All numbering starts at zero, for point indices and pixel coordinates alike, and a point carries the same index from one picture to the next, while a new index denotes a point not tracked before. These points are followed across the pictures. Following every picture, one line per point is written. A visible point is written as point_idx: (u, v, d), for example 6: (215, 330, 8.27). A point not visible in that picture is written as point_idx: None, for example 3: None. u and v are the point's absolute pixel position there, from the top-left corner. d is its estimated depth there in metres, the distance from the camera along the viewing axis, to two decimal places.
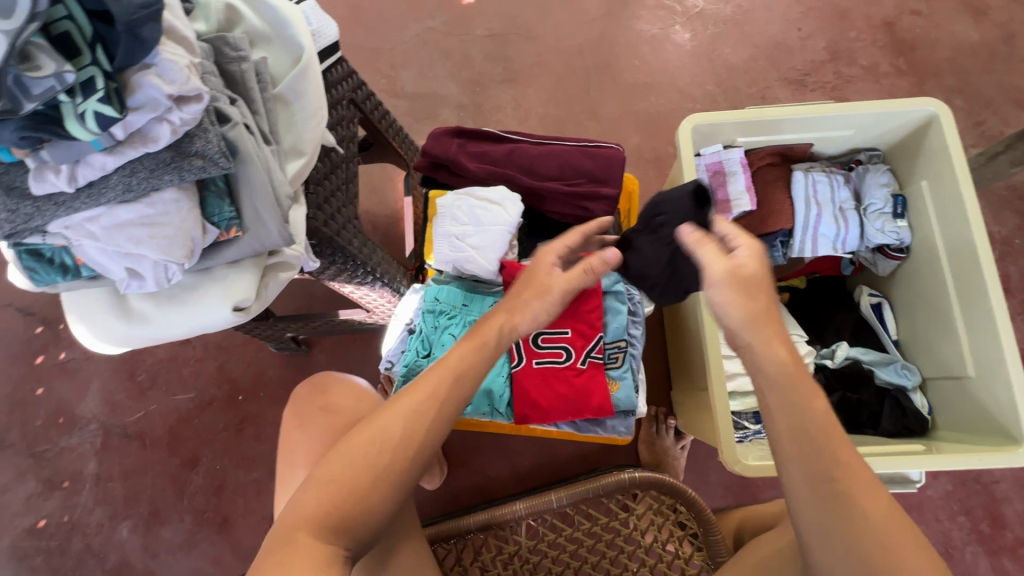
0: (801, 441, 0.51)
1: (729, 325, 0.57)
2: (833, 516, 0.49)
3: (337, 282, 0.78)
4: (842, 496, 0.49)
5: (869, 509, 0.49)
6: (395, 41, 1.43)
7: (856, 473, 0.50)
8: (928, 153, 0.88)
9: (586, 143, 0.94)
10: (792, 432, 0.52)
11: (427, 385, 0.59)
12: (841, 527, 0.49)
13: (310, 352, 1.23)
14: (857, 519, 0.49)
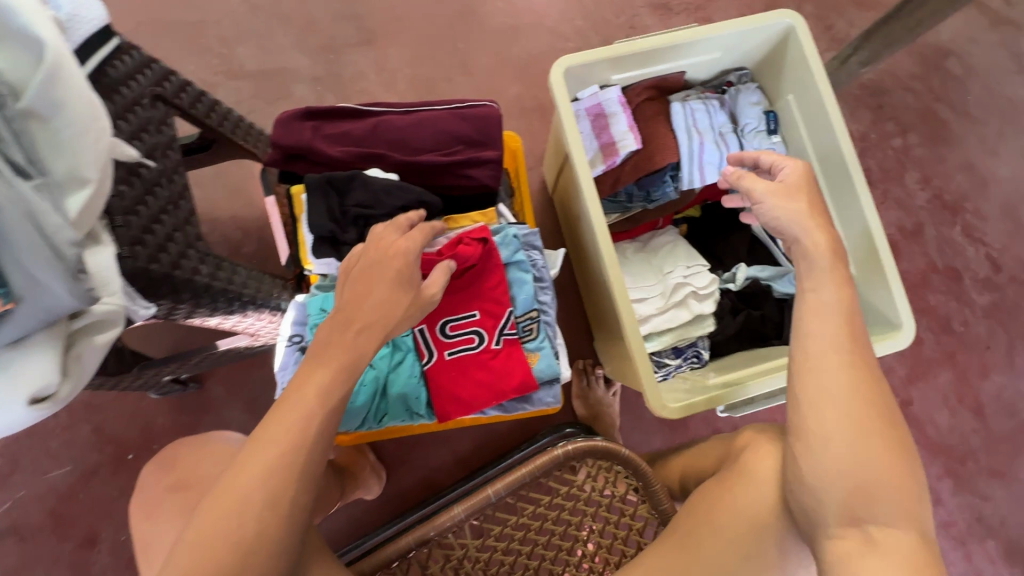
0: (822, 317, 0.57)
1: (774, 215, 0.62)
2: (839, 385, 0.53)
3: (196, 318, 0.66)
4: (842, 373, 0.54)
5: (862, 395, 0.53)
6: (221, 12, 1.22)
7: (859, 363, 0.54)
8: (790, 66, 0.89)
9: (457, 104, 0.86)
10: (815, 308, 0.57)
11: (284, 424, 0.52)
12: (833, 399, 0.53)
13: (203, 388, 1.09)
14: (852, 396, 0.53)
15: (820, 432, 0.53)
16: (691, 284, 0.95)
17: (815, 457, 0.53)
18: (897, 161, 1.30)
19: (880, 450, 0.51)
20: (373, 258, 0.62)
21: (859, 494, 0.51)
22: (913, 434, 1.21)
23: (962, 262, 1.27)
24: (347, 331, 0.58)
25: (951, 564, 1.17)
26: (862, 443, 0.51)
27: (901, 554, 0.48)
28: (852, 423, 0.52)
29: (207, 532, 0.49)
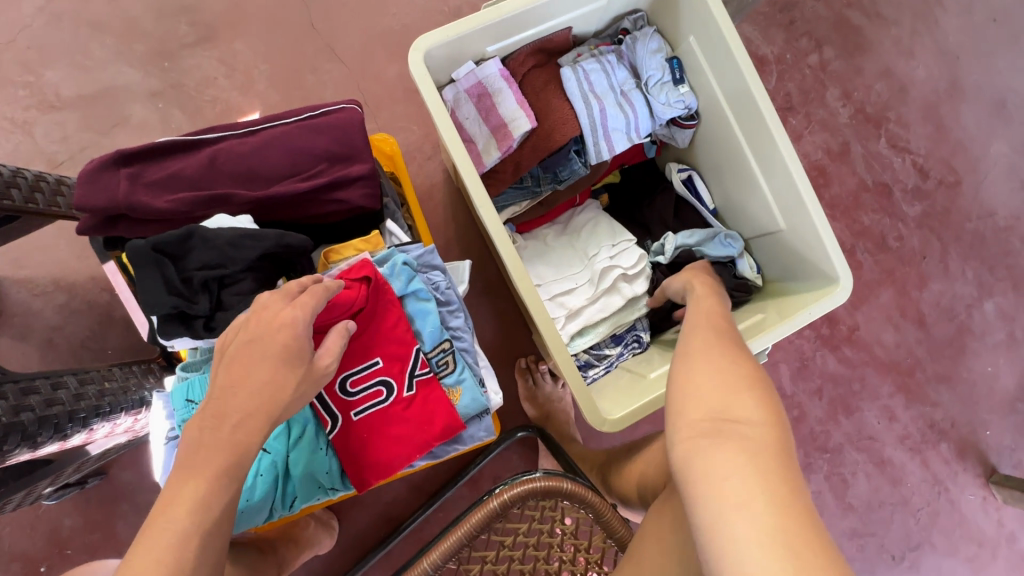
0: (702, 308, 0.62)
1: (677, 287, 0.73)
2: (707, 343, 0.53)
3: (23, 452, 0.55)
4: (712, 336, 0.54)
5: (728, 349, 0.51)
6: (14, 30, 0.99)
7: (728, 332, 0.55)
8: (685, 3, 0.78)
9: (309, 112, 0.72)
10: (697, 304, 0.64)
11: (158, 536, 0.43)
12: (702, 350, 0.52)
13: (108, 478, 0.96)
14: (718, 348, 0.52)
15: (688, 358, 0.52)
16: (619, 266, 0.87)
17: (682, 369, 0.51)
18: (815, 80, 1.22)
19: (743, 370, 0.48)
20: (254, 332, 0.50)
21: (714, 397, 0.46)
22: (863, 358, 1.21)
23: (891, 175, 1.24)
24: (223, 430, 0.47)
25: (910, 474, 1.21)
26: (722, 357, 0.50)
27: (753, 450, 0.41)
28: (723, 351, 0.51)
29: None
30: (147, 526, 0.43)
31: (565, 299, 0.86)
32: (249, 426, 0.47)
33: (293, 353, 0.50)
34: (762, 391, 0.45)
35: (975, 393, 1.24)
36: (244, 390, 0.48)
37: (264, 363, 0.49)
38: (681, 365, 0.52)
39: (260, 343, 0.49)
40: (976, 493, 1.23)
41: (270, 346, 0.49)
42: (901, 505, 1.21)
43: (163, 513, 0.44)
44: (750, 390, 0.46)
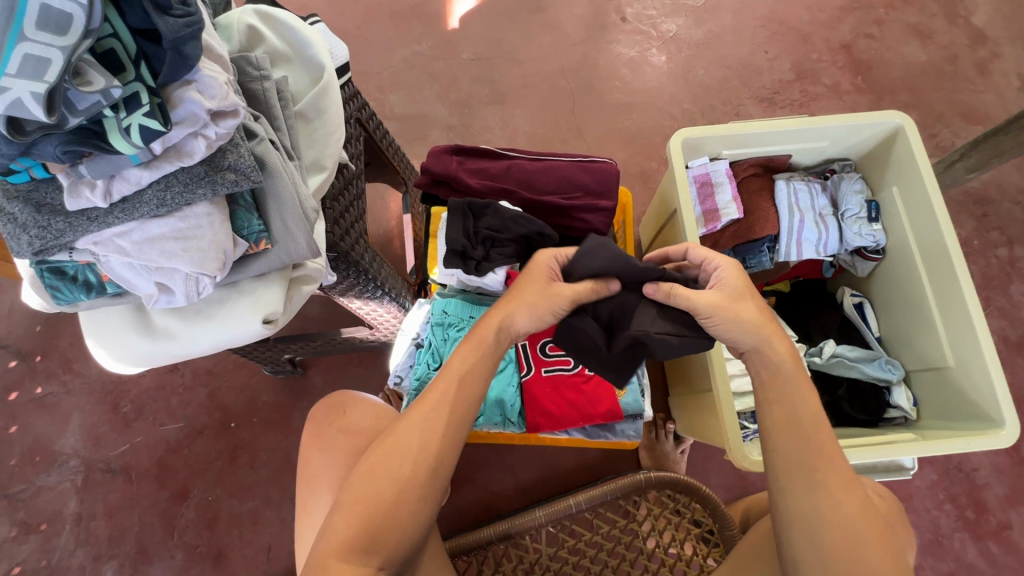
0: (792, 430, 0.58)
1: (726, 328, 0.62)
2: (822, 500, 0.55)
3: (345, 298, 0.79)
4: (818, 485, 0.56)
5: (847, 500, 0.55)
6: (382, 66, 1.47)
7: (836, 471, 0.56)
8: (896, 161, 0.95)
9: (581, 158, 0.98)
10: (787, 421, 0.59)
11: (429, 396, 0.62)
12: (819, 510, 0.55)
13: (305, 375, 1.21)
14: (835, 506, 0.55)
15: (806, 495, 0.56)
16: None
17: (809, 523, 0.55)
18: (1001, 271, 1.28)
19: (859, 517, 0.55)
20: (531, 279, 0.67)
21: (847, 555, 0.53)
22: (1010, 563, 1.11)
23: None
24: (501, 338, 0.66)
25: None
26: (844, 499, 0.55)
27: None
28: (836, 489, 0.56)
29: (376, 472, 0.59)
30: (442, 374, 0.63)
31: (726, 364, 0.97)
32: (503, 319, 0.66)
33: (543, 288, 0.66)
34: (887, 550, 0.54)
35: None
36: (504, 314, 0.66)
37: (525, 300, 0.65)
38: (796, 510, 0.56)
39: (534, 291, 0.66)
40: None
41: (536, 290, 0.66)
42: None
43: (451, 369, 0.63)
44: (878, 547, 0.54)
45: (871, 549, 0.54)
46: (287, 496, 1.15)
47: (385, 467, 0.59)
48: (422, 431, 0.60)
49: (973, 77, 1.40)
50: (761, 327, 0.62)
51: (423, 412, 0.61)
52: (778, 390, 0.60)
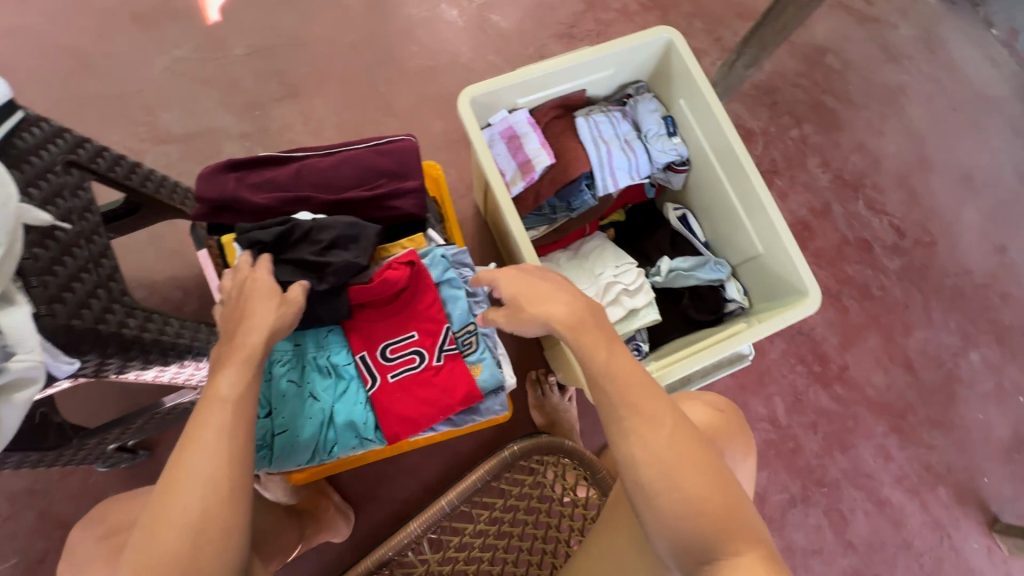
0: (600, 386, 0.59)
1: (527, 323, 0.66)
2: (636, 444, 0.55)
3: (129, 374, 0.66)
4: (627, 432, 0.56)
5: (659, 436, 0.55)
6: (142, 81, 1.25)
7: (646, 411, 0.56)
8: (677, 74, 0.98)
9: (376, 141, 0.90)
10: (595, 381, 0.60)
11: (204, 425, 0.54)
12: (637, 456, 0.55)
13: (154, 454, 1.06)
14: (651, 446, 0.54)
15: (622, 444, 0.56)
16: (621, 282, 1.00)
17: (633, 469, 0.54)
18: (798, 150, 1.42)
19: (671, 442, 0.54)
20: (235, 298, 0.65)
21: (668, 485, 0.52)
22: (854, 398, 1.28)
23: (870, 233, 1.38)
24: (257, 338, 0.61)
25: (908, 515, 1.23)
26: (657, 430, 0.55)
27: (723, 526, 0.51)
28: (647, 429, 0.55)
29: (155, 533, 0.49)
30: (203, 405, 0.56)
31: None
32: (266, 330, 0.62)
33: (272, 284, 0.66)
34: (710, 472, 0.53)
35: (970, 439, 1.28)
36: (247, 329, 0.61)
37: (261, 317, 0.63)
38: (622, 461, 0.56)
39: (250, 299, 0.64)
40: (980, 541, 1.23)
41: (256, 299, 0.64)
42: (903, 548, 1.22)
43: (213, 395, 0.56)
44: (698, 465, 0.54)
45: (690, 477, 0.53)
46: None
47: (169, 515, 0.49)
48: (208, 461, 0.52)
49: None
50: (556, 308, 0.65)
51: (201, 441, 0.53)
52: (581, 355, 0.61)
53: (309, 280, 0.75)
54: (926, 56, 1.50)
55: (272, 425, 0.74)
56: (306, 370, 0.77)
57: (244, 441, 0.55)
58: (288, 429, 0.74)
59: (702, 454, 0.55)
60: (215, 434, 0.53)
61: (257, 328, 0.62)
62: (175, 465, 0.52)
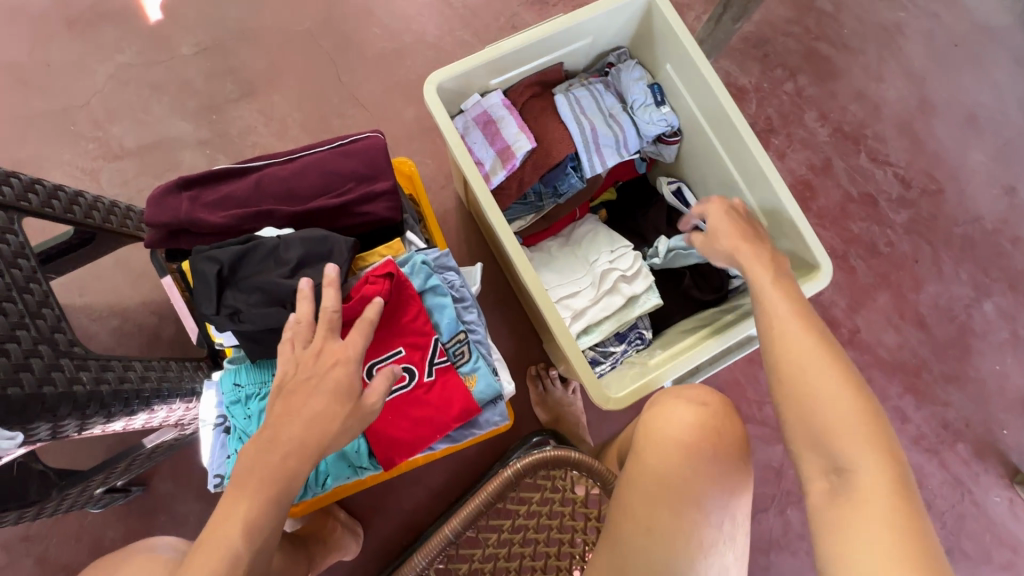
0: (790, 323, 0.62)
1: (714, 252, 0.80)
2: (826, 388, 0.56)
3: (102, 427, 0.61)
4: (805, 376, 0.58)
5: (843, 396, 0.55)
6: (86, 94, 1.16)
7: (820, 360, 0.58)
8: (660, 36, 0.90)
9: (340, 141, 0.83)
10: (785, 319, 0.63)
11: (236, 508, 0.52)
12: (809, 400, 0.56)
13: (149, 488, 1.02)
14: (824, 406, 0.55)
15: (813, 378, 0.57)
16: (618, 268, 0.94)
17: (810, 407, 0.56)
18: (793, 104, 1.34)
19: (840, 398, 0.55)
20: (303, 375, 0.59)
21: (835, 441, 0.54)
22: (867, 360, 1.24)
23: (874, 186, 1.32)
24: (276, 455, 0.55)
25: (928, 475, 1.21)
26: (836, 389, 0.56)
27: (863, 495, 0.51)
28: (831, 382, 0.56)
29: None
30: (202, 540, 0.51)
31: (572, 301, 0.93)
32: (302, 445, 0.56)
33: (351, 384, 0.59)
34: (882, 452, 0.52)
35: (986, 391, 1.25)
36: (269, 433, 0.56)
37: (303, 419, 0.56)
38: (790, 387, 0.58)
39: (311, 388, 0.58)
40: (1002, 494, 1.21)
41: (323, 398, 0.57)
42: (924, 508, 1.20)
43: (255, 471, 0.54)
44: (843, 439, 0.53)
45: (855, 440, 0.53)
46: None
47: None
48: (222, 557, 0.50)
49: None
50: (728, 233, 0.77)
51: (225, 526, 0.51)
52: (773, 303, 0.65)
53: (280, 311, 0.69)
54: None
55: None
56: None
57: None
58: None
59: (869, 432, 0.53)
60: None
61: (307, 445, 0.56)
62: (202, 540, 0.52)
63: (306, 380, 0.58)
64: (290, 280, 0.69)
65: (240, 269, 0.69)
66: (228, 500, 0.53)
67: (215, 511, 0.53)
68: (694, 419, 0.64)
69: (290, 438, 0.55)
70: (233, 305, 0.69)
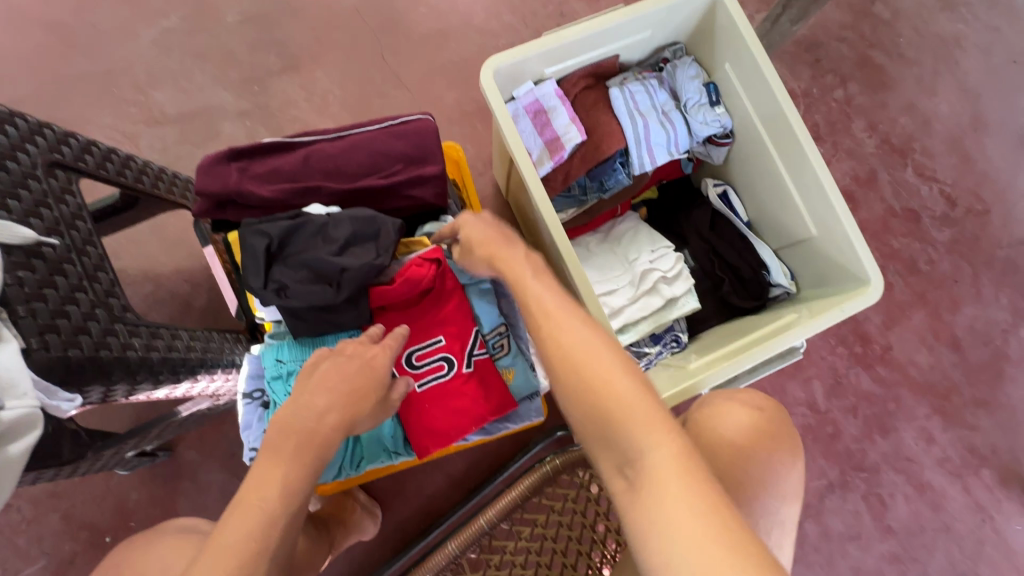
0: (546, 302, 0.54)
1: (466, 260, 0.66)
2: (584, 387, 0.48)
3: (142, 395, 0.61)
4: (577, 367, 0.49)
5: (622, 384, 0.47)
6: (129, 57, 1.15)
7: (595, 354, 0.49)
8: (721, 34, 0.88)
9: (389, 121, 0.82)
10: (549, 305, 0.54)
11: (270, 468, 0.49)
12: (594, 406, 0.47)
13: (174, 455, 1.03)
14: (606, 396, 0.47)
15: (576, 374, 0.48)
16: (658, 270, 0.92)
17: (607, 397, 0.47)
18: (841, 113, 1.31)
19: (587, 381, 0.48)
20: (344, 357, 0.58)
21: (612, 450, 0.45)
22: (897, 379, 1.22)
23: (919, 202, 1.29)
24: (312, 417, 0.52)
25: (950, 499, 1.19)
26: (594, 371, 0.48)
27: (657, 490, 0.43)
28: (600, 368, 0.48)
29: None
30: (237, 504, 0.47)
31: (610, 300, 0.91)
32: (340, 411, 0.53)
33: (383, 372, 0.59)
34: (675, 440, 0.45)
35: (1016, 419, 1.23)
36: (303, 399, 0.53)
37: (341, 388, 0.55)
38: (568, 379, 0.49)
39: (347, 366, 0.57)
40: None
41: (363, 378, 0.57)
42: (943, 532, 1.18)
43: (291, 425, 0.51)
44: (640, 436, 0.45)
45: (639, 436, 0.45)
46: None
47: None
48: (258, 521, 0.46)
49: None
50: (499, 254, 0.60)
51: (262, 488, 0.48)
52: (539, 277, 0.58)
53: (325, 291, 0.68)
54: (985, 3, 1.36)
55: None
56: None
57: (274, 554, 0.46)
58: None
59: (652, 408, 0.46)
60: (233, 555, 0.44)
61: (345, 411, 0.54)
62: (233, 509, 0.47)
63: (336, 364, 0.57)
64: (337, 259, 0.68)
65: (289, 245, 0.69)
66: (260, 465, 0.49)
67: (248, 479, 0.49)
68: (748, 421, 0.69)
69: (326, 402, 0.53)
70: (279, 281, 0.68)
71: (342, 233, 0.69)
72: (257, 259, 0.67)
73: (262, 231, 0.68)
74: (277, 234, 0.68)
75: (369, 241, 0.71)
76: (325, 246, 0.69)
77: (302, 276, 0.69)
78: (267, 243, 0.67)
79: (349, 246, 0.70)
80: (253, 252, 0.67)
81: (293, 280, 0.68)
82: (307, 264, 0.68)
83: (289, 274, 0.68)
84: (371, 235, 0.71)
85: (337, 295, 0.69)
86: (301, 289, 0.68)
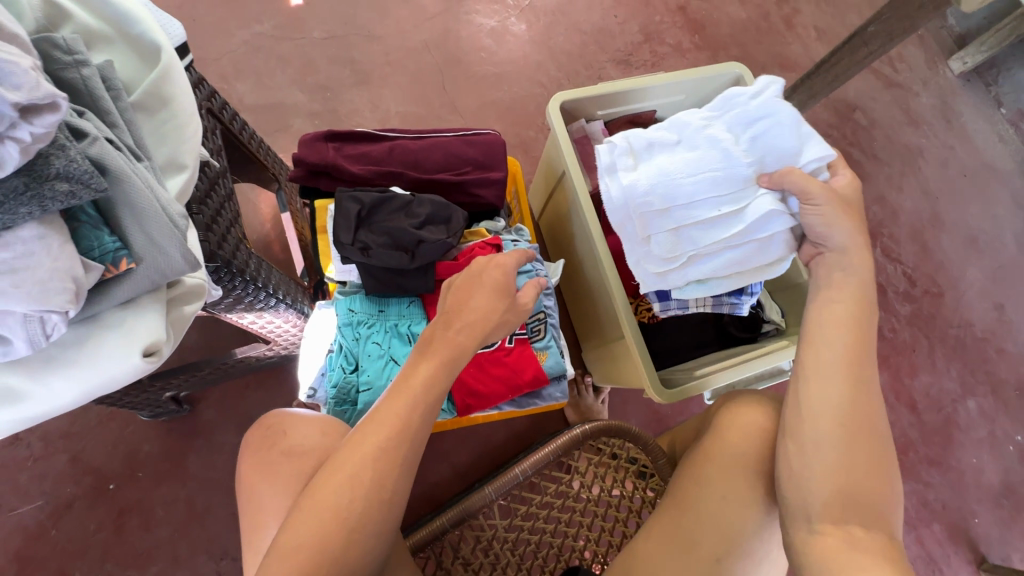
0: (840, 333, 0.64)
1: (824, 221, 0.67)
2: (849, 430, 0.60)
3: (233, 314, 0.69)
4: (836, 402, 0.61)
5: (870, 449, 0.60)
6: (220, 51, 1.29)
7: (861, 408, 0.61)
8: None
9: (463, 131, 0.96)
10: (843, 327, 0.64)
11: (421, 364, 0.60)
12: (839, 447, 0.60)
13: (194, 411, 1.07)
14: (860, 453, 0.59)
15: (830, 420, 0.60)
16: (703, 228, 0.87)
17: (836, 440, 0.60)
18: None
19: (856, 455, 0.59)
20: (475, 271, 0.68)
21: (850, 499, 0.58)
22: None
23: (885, 278, 1.48)
24: (453, 333, 0.62)
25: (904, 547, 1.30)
26: (860, 445, 0.60)
27: (869, 548, 0.56)
28: (855, 424, 0.60)
29: (357, 448, 0.56)
30: (394, 388, 0.59)
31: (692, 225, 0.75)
32: (471, 329, 0.63)
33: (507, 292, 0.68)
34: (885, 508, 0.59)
35: (963, 480, 1.36)
36: (448, 311, 0.64)
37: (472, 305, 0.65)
38: (814, 403, 0.62)
39: (476, 280, 0.66)
40: None
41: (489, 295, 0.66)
42: None
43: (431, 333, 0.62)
44: (867, 496, 0.59)
45: (864, 492, 0.59)
46: (200, 549, 1.02)
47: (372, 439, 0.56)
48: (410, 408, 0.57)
49: (782, 30, 1.59)
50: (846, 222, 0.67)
51: (419, 372, 0.60)
52: (835, 295, 0.66)
53: (401, 256, 0.78)
54: (943, 125, 1.63)
55: (356, 380, 0.77)
56: (388, 335, 0.79)
57: (414, 430, 0.57)
58: (370, 389, 0.76)
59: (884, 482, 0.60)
60: (389, 425, 0.56)
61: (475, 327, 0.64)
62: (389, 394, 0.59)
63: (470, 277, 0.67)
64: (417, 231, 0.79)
65: (375, 214, 0.80)
66: (417, 360, 0.61)
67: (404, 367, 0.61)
68: None
69: (466, 319, 0.63)
70: (364, 241, 0.78)
71: (422, 210, 0.81)
72: (348, 221, 0.78)
73: (357, 199, 0.79)
74: (368, 203, 0.79)
75: (443, 221, 0.82)
76: (408, 219, 0.80)
77: (384, 242, 0.79)
78: (359, 209, 0.78)
79: (427, 223, 0.81)
80: (347, 215, 0.78)
81: (376, 244, 0.78)
82: (389, 232, 0.79)
83: (372, 238, 0.78)
84: (446, 217, 0.82)
85: (411, 262, 0.79)
86: (382, 252, 0.78)
